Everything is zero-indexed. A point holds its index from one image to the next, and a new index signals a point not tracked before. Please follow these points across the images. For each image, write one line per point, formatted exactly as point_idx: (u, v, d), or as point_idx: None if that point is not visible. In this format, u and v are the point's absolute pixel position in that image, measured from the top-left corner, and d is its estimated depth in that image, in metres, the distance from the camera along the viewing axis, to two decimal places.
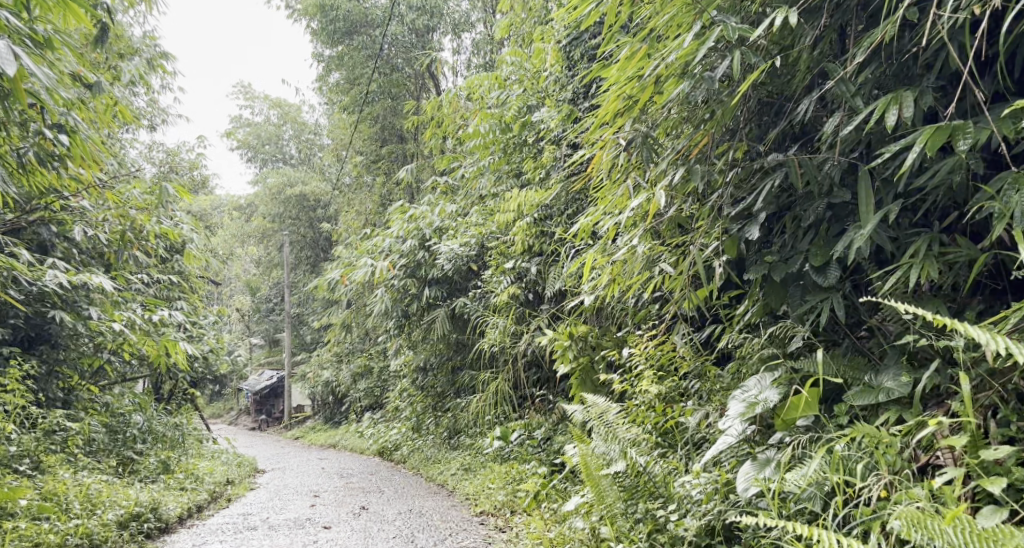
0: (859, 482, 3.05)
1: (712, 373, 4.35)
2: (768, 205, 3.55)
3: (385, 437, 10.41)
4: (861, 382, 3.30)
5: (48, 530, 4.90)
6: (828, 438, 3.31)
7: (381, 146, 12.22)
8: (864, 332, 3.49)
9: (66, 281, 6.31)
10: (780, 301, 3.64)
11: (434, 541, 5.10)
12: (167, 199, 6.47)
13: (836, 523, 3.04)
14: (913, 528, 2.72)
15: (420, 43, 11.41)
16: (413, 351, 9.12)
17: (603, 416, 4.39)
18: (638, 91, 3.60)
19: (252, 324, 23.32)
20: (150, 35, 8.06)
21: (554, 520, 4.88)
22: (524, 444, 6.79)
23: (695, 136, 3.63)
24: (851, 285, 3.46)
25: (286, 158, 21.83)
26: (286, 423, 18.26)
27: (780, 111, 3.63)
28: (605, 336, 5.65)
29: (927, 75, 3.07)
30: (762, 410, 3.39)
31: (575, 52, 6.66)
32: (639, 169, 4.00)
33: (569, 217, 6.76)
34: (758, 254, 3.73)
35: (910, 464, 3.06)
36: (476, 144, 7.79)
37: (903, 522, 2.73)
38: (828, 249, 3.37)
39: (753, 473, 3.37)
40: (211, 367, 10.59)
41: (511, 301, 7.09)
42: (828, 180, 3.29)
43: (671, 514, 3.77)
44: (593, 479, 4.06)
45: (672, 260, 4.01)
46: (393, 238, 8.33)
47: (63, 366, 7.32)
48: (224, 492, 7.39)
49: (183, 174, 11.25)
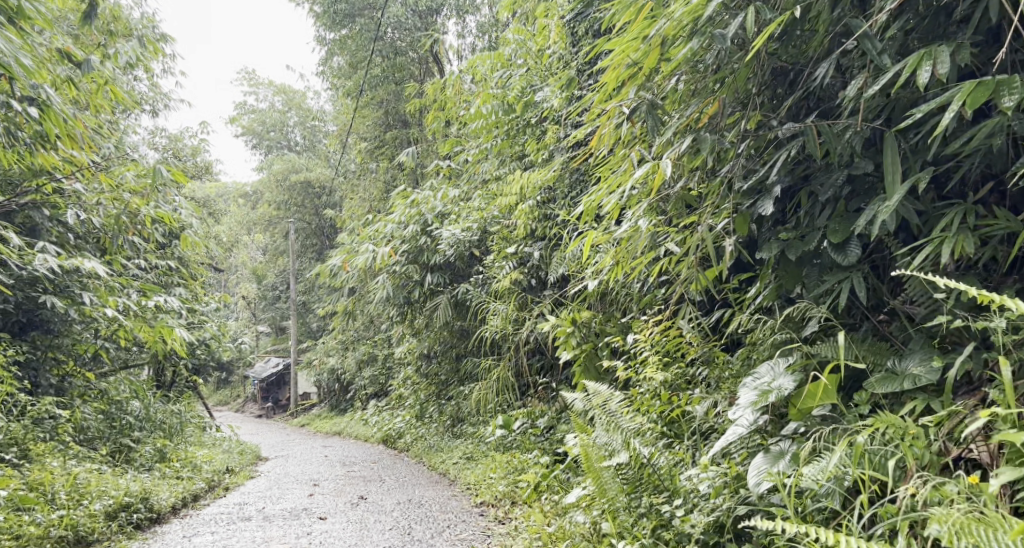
0: (886, 480, 2.83)
1: (721, 360, 4.12)
2: (783, 178, 3.31)
3: (389, 425, 10.23)
4: (883, 368, 3.08)
5: (28, 522, 4.70)
6: (849, 430, 3.08)
7: (385, 130, 11.92)
8: (886, 314, 3.26)
9: (57, 267, 6.05)
10: (795, 282, 3.41)
11: (431, 533, 4.89)
12: (162, 182, 6.23)
13: (860, 524, 2.82)
14: (957, 535, 2.52)
15: (422, 25, 11.13)
16: (415, 339, 8.92)
17: (605, 404, 4.16)
18: (644, 55, 3.37)
19: (258, 311, 23.17)
20: (148, 16, 7.80)
21: (555, 513, 4.65)
22: (526, 433, 6.58)
23: (705, 103, 3.39)
24: (872, 263, 3.23)
25: (290, 145, 21.57)
26: (293, 410, 18.10)
27: (796, 78, 3.40)
28: (609, 322, 5.41)
29: (961, 32, 2.83)
30: (776, 399, 3.14)
31: (580, 29, 6.38)
32: (644, 142, 3.78)
33: (573, 200, 6.50)
34: (771, 231, 3.49)
35: (941, 458, 2.84)
36: (479, 126, 7.53)
37: (946, 528, 2.55)
38: (849, 224, 3.13)
39: (765, 467, 3.14)
40: (212, 354, 10.40)
41: (512, 287, 6.86)
42: (849, 149, 3.04)
43: (677, 510, 3.55)
44: (594, 471, 3.87)
45: (678, 240, 3.79)
46: (394, 224, 8.10)
47: (57, 351, 7.10)
48: (222, 480, 7.21)
49: (185, 159, 11.02)
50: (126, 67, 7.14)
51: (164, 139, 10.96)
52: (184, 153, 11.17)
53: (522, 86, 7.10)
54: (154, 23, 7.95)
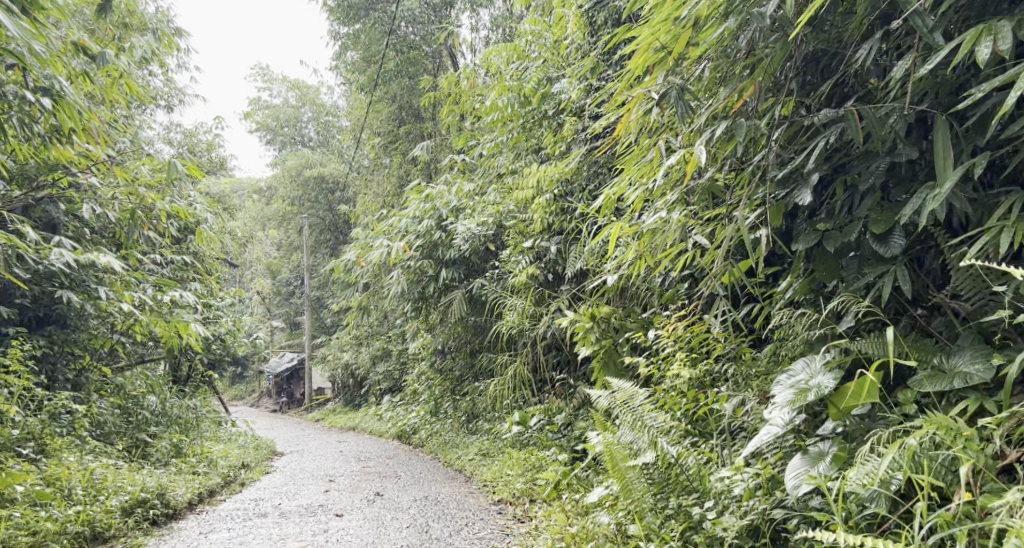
0: (940, 485, 2.72)
1: (748, 357, 4.00)
2: (820, 166, 3.19)
3: (403, 420, 10.15)
4: (929, 365, 2.96)
5: (45, 518, 4.64)
6: (893, 431, 2.97)
7: (399, 125, 11.80)
8: (928, 309, 3.14)
9: (73, 261, 5.98)
10: (832, 276, 3.28)
11: (449, 531, 4.79)
12: (177, 177, 6.12)
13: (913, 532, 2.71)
14: None
15: (436, 18, 11.03)
16: (430, 334, 8.83)
17: (630, 402, 4.03)
18: (675, 37, 3.26)
19: (273, 307, 23.16)
20: (163, 11, 7.73)
21: (576, 513, 4.54)
22: (543, 430, 6.47)
23: (740, 86, 3.28)
24: (915, 256, 3.11)
25: (304, 141, 21.51)
26: (307, 405, 18.08)
27: (833, 61, 3.28)
28: (629, 317, 5.22)
29: (1017, 8, 2.70)
30: (816, 398, 3.01)
31: (599, 19, 6.23)
32: (671, 129, 3.67)
33: (591, 193, 6.36)
34: (805, 223, 3.37)
35: (997, 461, 2.73)
36: (494, 119, 7.39)
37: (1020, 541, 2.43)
38: (893, 215, 3.01)
39: (804, 469, 3.02)
40: (228, 350, 10.34)
41: (530, 281, 6.75)
42: (892, 135, 2.93)
43: (707, 512, 3.44)
44: (618, 472, 3.72)
45: (707, 232, 3.67)
46: (409, 218, 7.99)
47: (74, 346, 7.04)
48: (238, 476, 7.15)
49: (200, 154, 10.96)
50: (141, 62, 7.07)
51: (179, 134, 10.90)
52: (199, 149, 11.11)
53: (538, 78, 6.96)
54: (169, 16, 7.87)
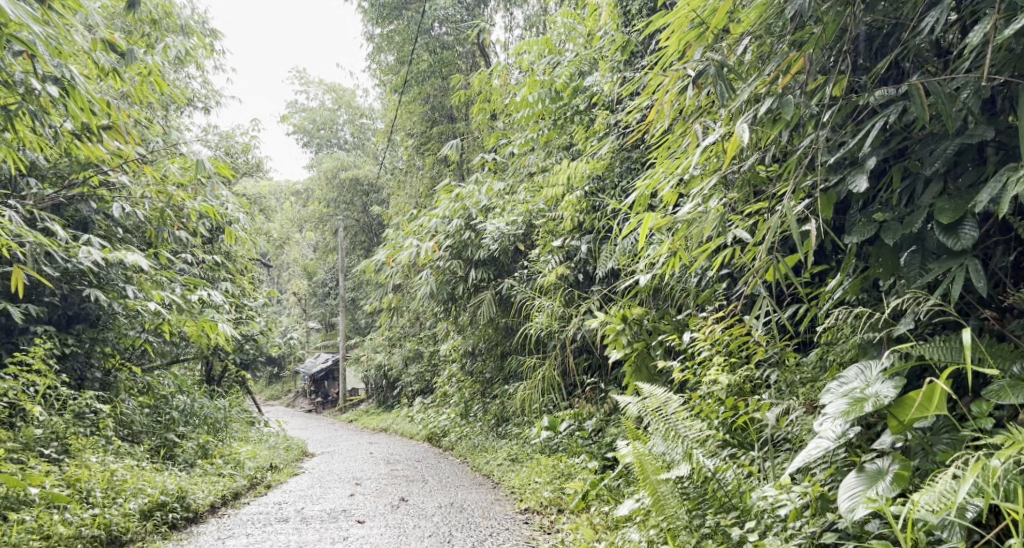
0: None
1: (792, 362, 3.71)
2: (878, 149, 2.91)
3: (433, 422, 9.92)
4: (1008, 375, 2.67)
5: (59, 521, 4.43)
6: (968, 450, 2.67)
7: (430, 125, 11.56)
8: (1002, 310, 2.84)
9: (101, 260, 5.79)
10: (891, 272, 2.98)
11: (473, 542, 4.54)
12: (205, 175, 5.85)
13: None
14: None
15: (468, 16, 10.74)
16: (460, 336, 8.60)
17: (662, 409, 3.75)
18: (714, 10, 3.00)
19: (309, 308, 23.11)
20: (199, 13, 7.61)
21: (606, 527, 4.25)
22: (573, 435, 6.18)
23: (789, 60, 3.00)
24: (987, 251, 2.82)
25: (340, 143, 21.42)
26: (342, 406, 17.93)
27: (891, 38, 3.01)
28: (663, 319, 4.90)
29: None
30: (873, 409, 2.71)
31: (634, 9, 5.93)
32: (710, 114, 3.41)
33: (624, 190, 6.08)
34: (859, 214, 3.08)
35: None
36: (525, 115, 7.07)
37: None
38: (962, 203, 2.71)
39: (861, 490, 2.73)
40: (260, 351, 10.20)
41: (559, 282, 6.45)
42: (963, 112, 2.65)
43: (748, 534, 3.16)
44: (650, 484, 3.46)
45: (748, 225, 3.39)
46: (438, 218, 7.61)
47: (104, 347, 6.89)
48: (264, 478, 6.96)
49: (236, 156, 10.86)
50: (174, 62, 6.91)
51: (216, 137, 10.78)
52: (235, 150, 10.99)
53: (569, 72, 6.60)
54: (205, 18, 7.74)
